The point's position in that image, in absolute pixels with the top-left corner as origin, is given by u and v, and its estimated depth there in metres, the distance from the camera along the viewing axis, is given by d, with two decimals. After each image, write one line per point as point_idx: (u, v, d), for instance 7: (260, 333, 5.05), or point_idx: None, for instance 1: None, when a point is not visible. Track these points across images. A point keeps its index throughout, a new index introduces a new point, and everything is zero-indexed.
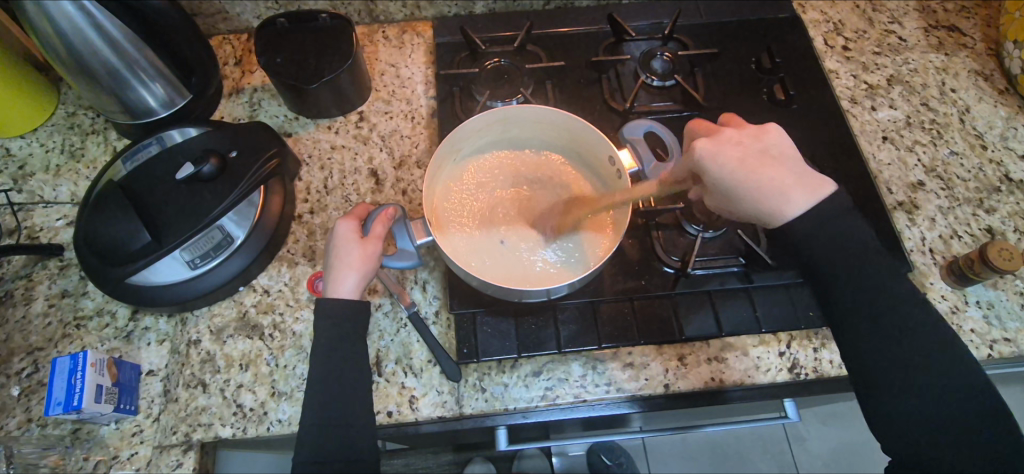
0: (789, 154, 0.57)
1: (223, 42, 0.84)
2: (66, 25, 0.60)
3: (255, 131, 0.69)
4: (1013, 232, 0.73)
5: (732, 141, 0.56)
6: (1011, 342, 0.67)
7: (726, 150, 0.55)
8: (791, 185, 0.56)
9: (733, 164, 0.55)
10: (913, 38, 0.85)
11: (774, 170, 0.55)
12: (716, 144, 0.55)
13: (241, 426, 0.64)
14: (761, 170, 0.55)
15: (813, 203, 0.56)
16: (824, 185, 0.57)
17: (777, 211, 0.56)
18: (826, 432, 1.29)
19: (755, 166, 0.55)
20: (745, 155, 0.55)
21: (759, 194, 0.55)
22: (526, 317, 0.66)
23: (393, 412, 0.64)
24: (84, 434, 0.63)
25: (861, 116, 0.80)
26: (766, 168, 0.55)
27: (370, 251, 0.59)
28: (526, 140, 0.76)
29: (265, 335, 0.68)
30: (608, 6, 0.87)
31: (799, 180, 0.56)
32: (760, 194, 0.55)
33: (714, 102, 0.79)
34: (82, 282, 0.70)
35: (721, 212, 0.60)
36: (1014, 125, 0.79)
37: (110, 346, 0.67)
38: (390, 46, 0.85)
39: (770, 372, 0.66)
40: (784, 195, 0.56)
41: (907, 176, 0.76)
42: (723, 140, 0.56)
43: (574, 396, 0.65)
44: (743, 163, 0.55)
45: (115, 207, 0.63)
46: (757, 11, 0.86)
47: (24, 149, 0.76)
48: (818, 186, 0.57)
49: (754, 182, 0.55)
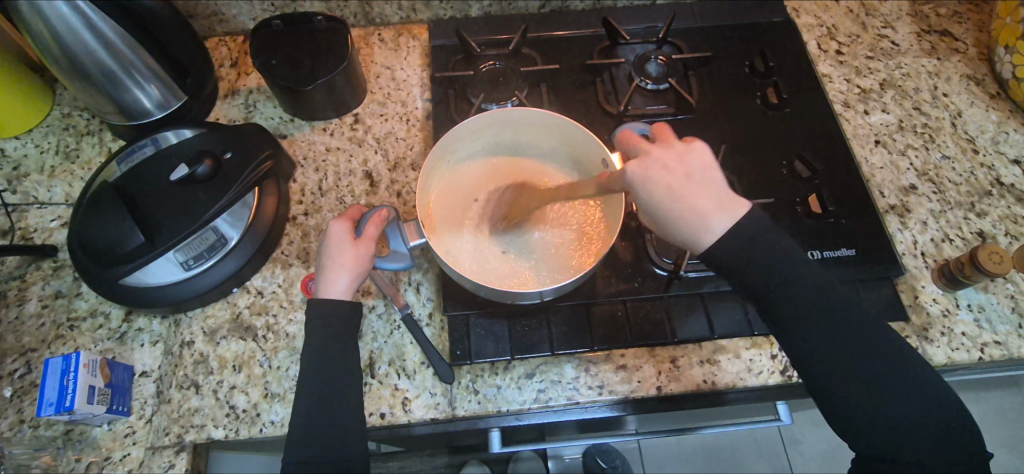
0: (712, 177, 0.56)
1: (219, 43, 0.84)
2: (61, 26, 0.61)
3: (248, 133, 0.70)
4: (1004, 235, 0.73)
5: (660, 165, 0.56)
6: (1002, 345, 0.68)
7: (649, 174, 0.56)
8: (709, 210, 0.55)
9: (655, 190, 0.56)
10: (906, 43, 0.86)
11: (693, 195, 0.55)
12: (644, 170, 0.56)
13: (233, 428, 0.64)
14: (682, 195, 0.55)
15: (730, 227, 0.54)
16: (741, 206, 0.55)
17: (701, 237, 0.55)
18: (821, 435, 1.29)
19: (679, 192, 0.55)
20: (671, 180, 0.56)
21: (680, 219, 0.55)
22: (519, 319, 0.66)
23: (386, 414, 0.64)
24: (76, 435, 0.63)
25: (854, 119, 0.81)
26: (686, 192, 0.55)
27: (362, 252, 0.60)
28: (520, 142, 0.76)
29: (259, 336, 0.68)
30: (603, 9, 0.87)
31: (719, 203, 0.55)
32: (684, 220, 0.55)
33: (707, 106, 0.80)
34: (75, 283, 0.70)
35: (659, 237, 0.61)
36: (1005, 130, 0.80)
37: (103, 346, 0.67)
38: (385, 48, 0.85)
39: (762, 374, 0.66)
40: (703, 221, 0.54)
41: (899, 180, 0.77)
42: (648, 163, 0.56)
43: (567, 398, 0.65)
44: (668, 189, 0.55)
45: (110, 207, 0.64)
46: (751, 15, 0.87)
47: (19, 150, 0.77)
48: (736, 207, 0.55)
49: (677, 208, 0.55)
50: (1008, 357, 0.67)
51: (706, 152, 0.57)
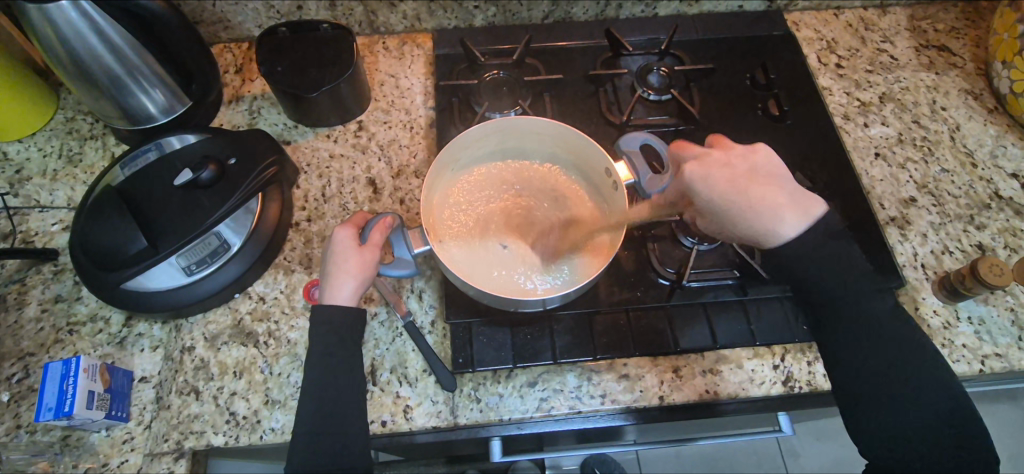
0: (778, 174, 0.59)
1: (224, 50, 0.85)
2: (68, 31, 0.61)
3: (252, 139, 0.70)
4: (1003, 248, 0.74)
5: (720, 164, 0.59)
6: (1002, 357, 0.68)
7: (714, 171, 0.58)
8: (781, 204, 0.57)
9: (718, 184, 0.58)
10: (904, 57, 0.87)
11: (764, 190, 0.57)
12: (704, 166, 0.58)
13: (233, 434, 0.63)
14: (751, 189, 0.57)
15: (801, 224, 0.56)
16: (815, 203, 0.58)
17: (767, 233, 0.57)
18: (819, 447, 1.29)
19: (744, 186, 0.57)
20: (734, 177, 0.58)
21: (751, 214, 0.57)
22: (522, 327, 0.66)
23: (387, 422, 0.63)
24: (74, 441, 0.63)
25: (854, 132, 0.82)
26: (753, 187, 0.57)
27: (367, 259, 0.60)
28: (523, 151, 0.76)
29: (260, 343, 0.68)
30: (606, 20, 0.88)
31: (790, 199, 0.57)
32: (757, 213, 0.56)
33: (709, 117, 0.81)
34: (76, 287, 0.70)
35: (715, 235, 0.62)
36: (1003, 144, 0.81)
37: (102, 351, 0.67)
38: (390, 56, 0.85)
39: (764, 385, 0.66)
40: (776, 214, 0.56)
41: (899, 192, 0.77)
42: (709, 162, 0.59)
43: (569, 408, 0.65)
44: (733, 184, 0.57)
45: (114, 211, 0.63)
46: (752, 28, 0.88)
47: (22, 153, 0.77)
48: (811, 205, 0.58)
49: (744, 202, 0.57)
50: (1009, 369, 0.68)
51: (770, 155, 0.61)
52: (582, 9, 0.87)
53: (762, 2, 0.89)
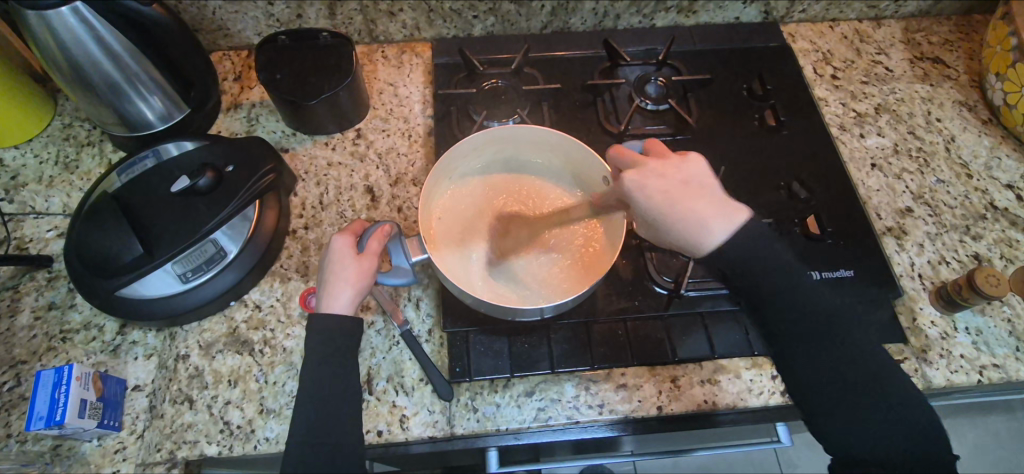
0: (709, 184, 0.59)
1: (223, 57, 0.85)
2: (67, 37, 0.61)
3: (249, 145, 0.70)
4: (999, 258, 0.74)
5: (657, 174, 0.59)
6: (1000, 368, 0.68)
7: (642, 181, 0.58)
8: (710, 214, 0.57)
9: (654, 195, 0.58)
10: (899, 69, 0.88)
11: (692, 201, 0.57)
12: (643, 176, 0.58)
13: (227, 444, 0.63)
14: (680, 201, 0.57)
15: (729, 233, 0.57)
16: (739, 210, 0.58)
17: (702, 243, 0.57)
18: (817, 457, 1.28)
19: (673, 196, 0.58)
20: (670, 186, 0.58)
21: (684, 222, 0.57)
22: (519, 336, 0.66)
23: (383, 432, 0.63)
24: (65, 450, 0.62)
25: (850, 142, 0.82)
26: (685, 198, 0.57)
27: (365, 267, 0.59)
28: (521, 159, 0.76)
29: (255, 351, 0.67)
30: (604, 31, 0.89)
31: (718, 207, 0.58)
32: (686, 223, 0.57)
33: (706, 126, 0.81)
34: (70, 294, 0.69)
35: (657, 243, 0.62)
36: (997, 155, 0.81)
37: (96, 359, 0.66)
38: (389, 65, 0.86)
39: (763, 395, 0.66)
40: (702, 224, 0.57)
41: (896, 202, 0.78)
42: (645, 173, 0.59)
43: (567, 418, 0.64)
44: (664, 194, 0.58)
45: (111, 219, 0.63)
46: (749, 40, 0.89)
47: (18, 159, 0.76)
48: (736, 212, 0.58)
49: (677, 212, 0.57)
50: (1006, 380, 0.67)
51: (701, 164, 0.60)
52: (581, 19, 0.87)
53: (759, 13, 0.90)
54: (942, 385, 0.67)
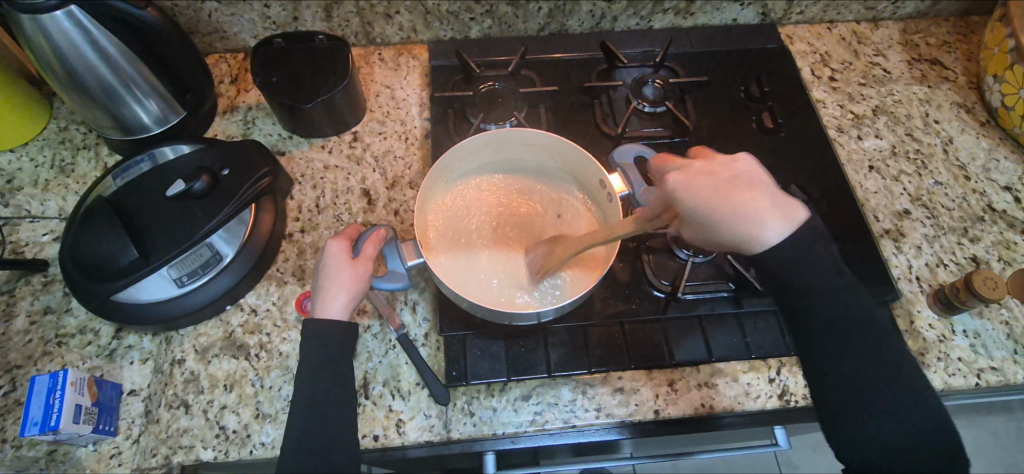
0: (759, 182, 0.55)
1: (220, 60, 0.85)
2: (61, 40, 0.61)
3: (245, 149, 0.69)
4: (997, 261, 0.74)
5: (705, 173, 0.54)
6: (998, 371, 0.68)
7: (694, 179, 0.53)
8: (767, 209, 0.54)
9: (702, 194, 0.53)
10: (897, 70, 0.88)
11: (750, 196, 0.53)
12: (689, 176, 0.53)
13: (223, 449, 0.62)
14: (734, 196, 0.53)
15: (785, 231, 0.55)
16: (798, 209, 0.56)
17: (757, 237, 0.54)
18: (816, 458, 1.28)
19: (728, 193, 0.53)
20: (718, 185, 0.53)
21: (739, 222, 0.53)
22: (516, 340, 0.66)
23: (379, 436, 0.63)
24: (60, 456, 0.62)
25: (848, 144, 0.82)
26: (739, 195, 0.53)
27: (360, 272, 0.59)
28: (517, 162, 0.76)
29: (251, 355, 0.67)
30: (601, 32, 0.89)
31: (776, 204, 0.55)
32: (740, 221, 0.53)
33: (704, 128, 0.81)
34: (65, 298, 0.69)
35: (701, 245, 0.58)
36: (995, 157, 0.81)
37: (91, 364, 0.66)
38: (386, 67, 0.86)
39: (760, 399, 0.66)
40: (759, 220, 0.54)
41: (893, 204, 0.78)
42: (694, 173, 0.54)
43: (563, 421, 0.64)
44: (715, 193, 0.53)
45: (103, 219, 0.64)
46: (747, 42, 0.89)
47: (13, 163, 0.76)
48: (794, 210, 0.56)
49: (730, 210, 0.53)
50: (1004, 383, 0.67)
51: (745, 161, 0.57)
52: (578, 21, 0.87)
53: (756, 15, 0.89)
54: (940, 388, 0.67)
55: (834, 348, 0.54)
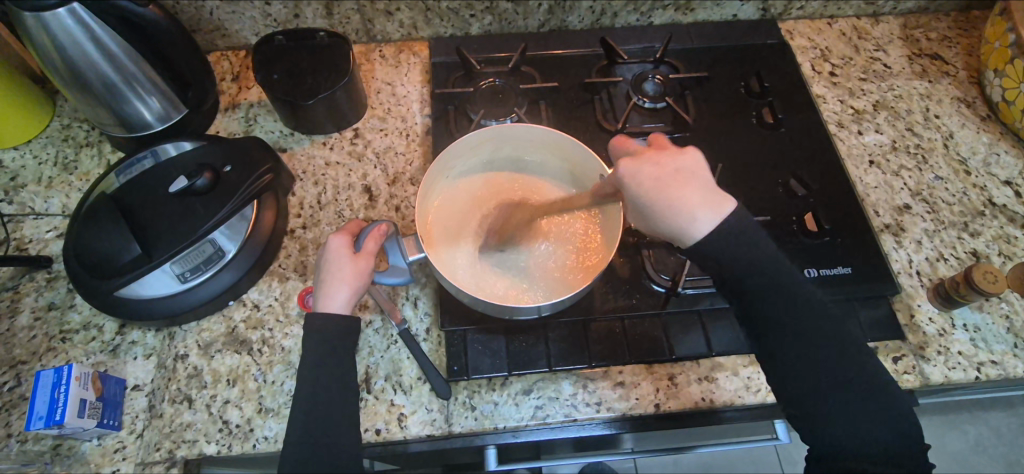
0: (699, 174, 0.59)
1: (221, 58, 0.85)
2: (64, 37, 0.61)
3: (247, 146, 0.70)
4: (997, 255, 0.74)
5: (652, 162, 0.59)
6: (998, 364, 0.68)
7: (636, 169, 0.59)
8: (696, 204, 0.57)
9: (644, 183, 0.58)
10: (897, 65, 0.88)
11: (680, 188, 0.57)
12: (636, 164, 0.59)
13: (226, 443, 0.63)
14: (666, 188, 0.57)
15: (711, 221, 0.56)
16: (724, 201, 0.58)
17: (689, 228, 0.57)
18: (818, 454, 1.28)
19: (665, 184, 0.58)
20: (659, 174, 0.58)
21: (665, 211, 0.57)
22: (517, 335, 0.66)
23: (381, 430, 0.63)
24: (65, 450, 0.62)
25: (848, 139, 0.82)
26: (673, 186, 0.57)
27: (362, 267, 0.60)
28: (519, 159, 0.76)
29: (254, 350, 0.67)
30: (601, 29, 0.89)
31: (704, 197, 0.57)
32: (666, 211, 0.57)
33: (704, 124, 0.81)
34: (69, 294, 0.69)
35: (647, 233, 0.63)
36: (996, 151, 0.81)
37: (95, 359, 0.66)
38: (386, 64, 0.86)
39: (760, 393, 0.66)
40: (686, 213, 0.57)
41: (893, 199, 0.78)
42: (637, 164, 0.59)
43: (564, 416, 0.64)
44: (657, 182, 0.58)
45: (109, 221, 0.64)
46: (746, 37, 0.89)
47: (17, 160, 0.77)
48: (722, 203, 0.58)
49: (662, 200, 0.57)
50: (1004, 377, 0.67)
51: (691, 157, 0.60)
52: (578, 18, 0.87)
53: (756, 11, 0.89)
54: (940, 382, 0.67)
55: (831, 342, 0.54)
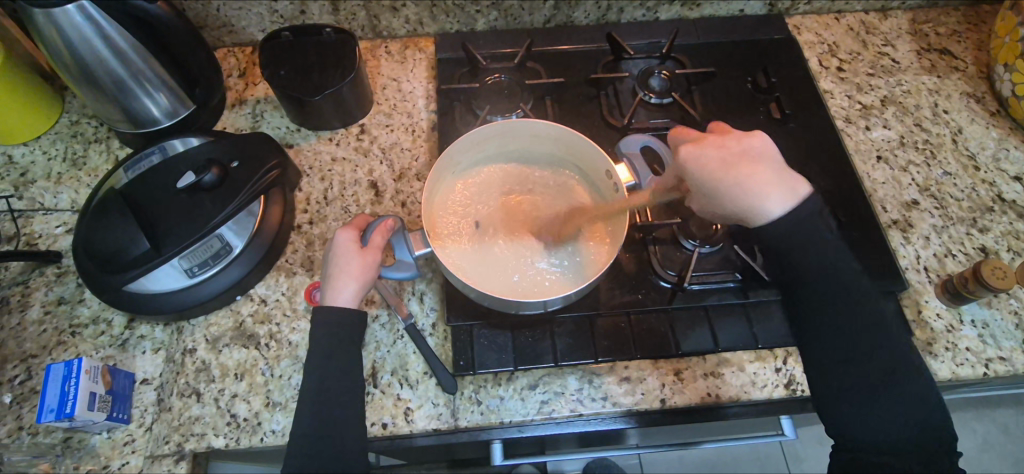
0: (770, 155, 0.60)
1: (228, 54, 0.85)
2: (74, 34, 0.61)
3: (255, 141, 0.70)
4: (1006, 251, 0.73)
5: (717, 145, 0.59)
6: (1006, 361, 0.67)
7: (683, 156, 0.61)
8: (769, 183, 0.58)
9: (710, 165, 0.58)
10: (905, 60, 0.87)
11: (752, 170, 0.58)
12: (699, 147, 0.59)
13: (234, 437, 0.63)
14: (737, 170, 0.58)
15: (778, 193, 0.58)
16: (799, 184, 0.59)
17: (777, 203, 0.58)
18: (823, 451, 1.28)
19: (734, 165, 0.58)
20: (725, 158, 0.59)
21: (740, 192, 0.58)
22: (523, 330, 0.66)
23: (388, 424, 0.63)
24: (76, 443, 0.63)
25: (856, 135, 0.81)
26: (743, 167, 0.58)
27: (369, 261, 0.60)
28: (526, 154, 0.76)
29: (261, 345, 0.68)
30: (607, 25, 0.89)
31: (778, 177, 0.59)
32: (744, 192, 0.58)
33: (710, 120, 0.81)
34: (79, 289, 0.70)
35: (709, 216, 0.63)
36: (1006, 147, 0.80)
37: (105, 354, 0.67)
38: (392, 60, 0.86)
39: (766, 388, 0.66)
40: (763, 194, 0.58)
41: (901, 195, 0.77)
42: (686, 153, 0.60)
43: (570, 410, 0.65)
44: (724, 164, 0.58)
45: (116, 214, 0.64)
46: (753, 33, 0.88)
47: (27, 156, 0.77)
48: (796, 185, 0.59)
49: (732, 180, 0.58)
50: (1013, 373, 0.67)
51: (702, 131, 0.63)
52: (584, 13, 0.87)
53: (763, 6, 0.89)
54: (948, 379, 0.67)
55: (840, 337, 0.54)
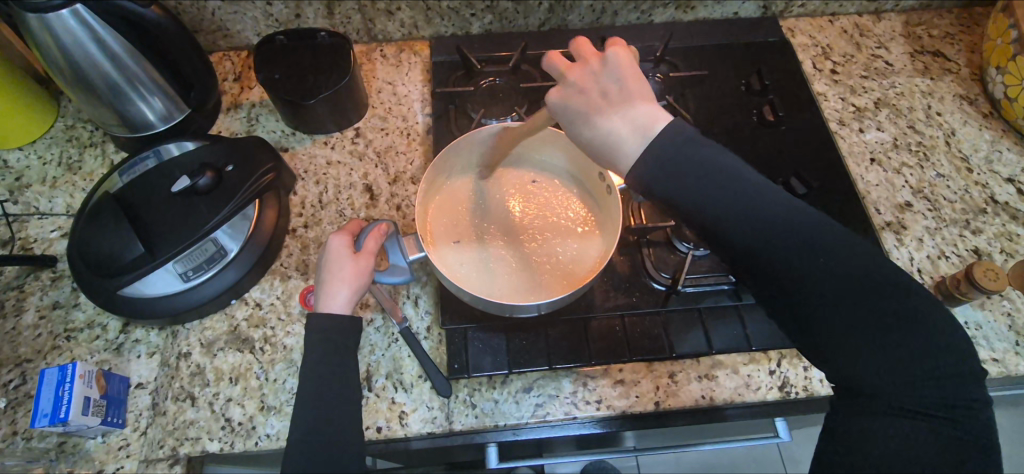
0: (635, 97, 0.54)
1: (223, 58, 0.86)
2: (68, 38, 0.61)
3: (249, 145, 0.70)
4: (999, 253, 0.74)
5: (578, 91, 0.56)
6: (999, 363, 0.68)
7: (575, 100, 0.56)
8: (614, 133, 0.53)
9: (576, 120, 0.56)
10: (899, 63, 0.87)
11: (605, 120, 0.54)
12: (563, 96, 0.57)
13: (228, 441, 0.63)
14: (599, 121, 0.54)
15: None
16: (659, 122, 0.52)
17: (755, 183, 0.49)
18: (820, 454, 1.28)
19: (592, 117, 0.55)
20: (587, 106, 0.55)
21: (597, 143, 0.54)
22: (517, 333, 0.67)
23: (382, 428, 0.64)
24: (70, 447, 0.63)
25: (849, 137, 0.82)
26: (603, 117, 0.54)
27: (362, 265, 0.60)
28: (522, 157, 0.76)
29: (256, 348, 0.68)
30: (602, 27, 0.89)
31: (631, 120, 0.53)
32: (598, 148, 0.54)
33: (704, 122, 0.81)
34: (73, 293, 0.70)
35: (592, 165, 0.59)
36: (998, 149, 0.81)
37: (100, 358, 0.67)
38: (387, 64, 0.86)
39: (760, 390, 0.66)
40: (613, 146, 0.53)
41: (894, 197, 0.77)
42: (566, 89, 0.57)
43: (564, 413, 0.65)
44: (588, 114, 0.55)
45: (110, 217, 0.64)
46: (747, 35, 0.89)
47: (22, 160, 0.77)
48: (654, 124, 0.52)
49: (590, 133, 0.55)
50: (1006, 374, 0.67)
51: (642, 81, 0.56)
52: (579, 16, 0.87)
53: (757, 8, 0.89)
54: None
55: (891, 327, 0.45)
